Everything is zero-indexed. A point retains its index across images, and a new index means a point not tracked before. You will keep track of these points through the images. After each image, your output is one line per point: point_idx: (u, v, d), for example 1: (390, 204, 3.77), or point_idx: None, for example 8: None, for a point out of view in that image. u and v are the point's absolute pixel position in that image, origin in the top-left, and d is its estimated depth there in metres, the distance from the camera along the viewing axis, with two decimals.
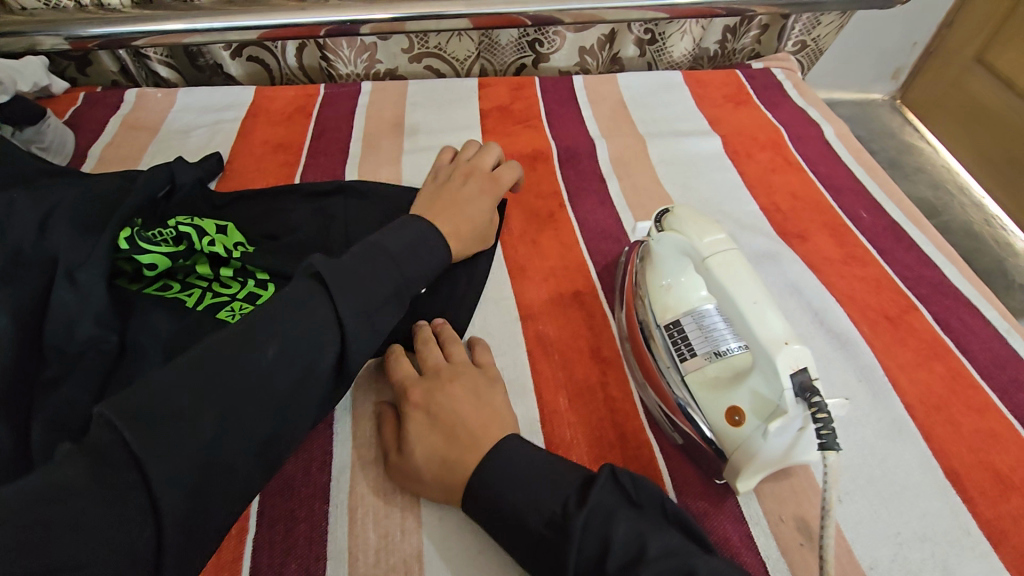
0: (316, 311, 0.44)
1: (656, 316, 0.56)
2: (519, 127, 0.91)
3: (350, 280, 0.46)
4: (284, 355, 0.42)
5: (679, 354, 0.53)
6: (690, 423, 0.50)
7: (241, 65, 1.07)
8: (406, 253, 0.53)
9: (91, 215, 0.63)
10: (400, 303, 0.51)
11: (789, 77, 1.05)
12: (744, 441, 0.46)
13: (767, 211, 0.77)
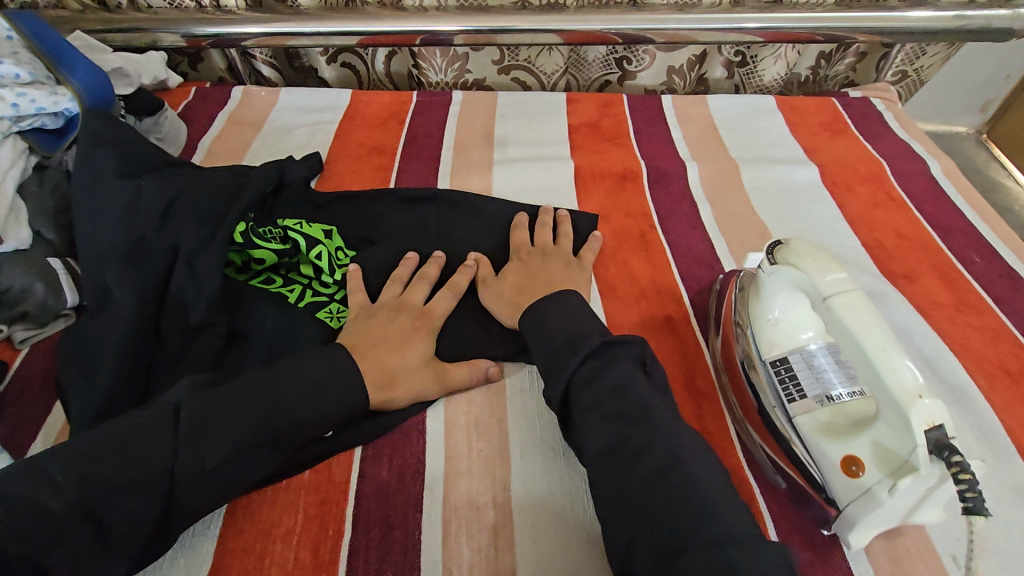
0: (164, 445, 0.44)
1: (760, 351, 0.54)
2: (607, 144, 0.91)
3: (202, 420, 0.46)
4: (116, 489, 0.42)
5: (787, 395, 0.51)
6: (796, 468, 0.49)
7: (333, 70, 1.11)
8: (298, 394, 0.48)
9: (209, 205, 0.66)
10: (275, 448, 0.48)
11: (889, 108, 1.00)
12: (862, 495, 0.44)
13: (870, 249, 0.74)
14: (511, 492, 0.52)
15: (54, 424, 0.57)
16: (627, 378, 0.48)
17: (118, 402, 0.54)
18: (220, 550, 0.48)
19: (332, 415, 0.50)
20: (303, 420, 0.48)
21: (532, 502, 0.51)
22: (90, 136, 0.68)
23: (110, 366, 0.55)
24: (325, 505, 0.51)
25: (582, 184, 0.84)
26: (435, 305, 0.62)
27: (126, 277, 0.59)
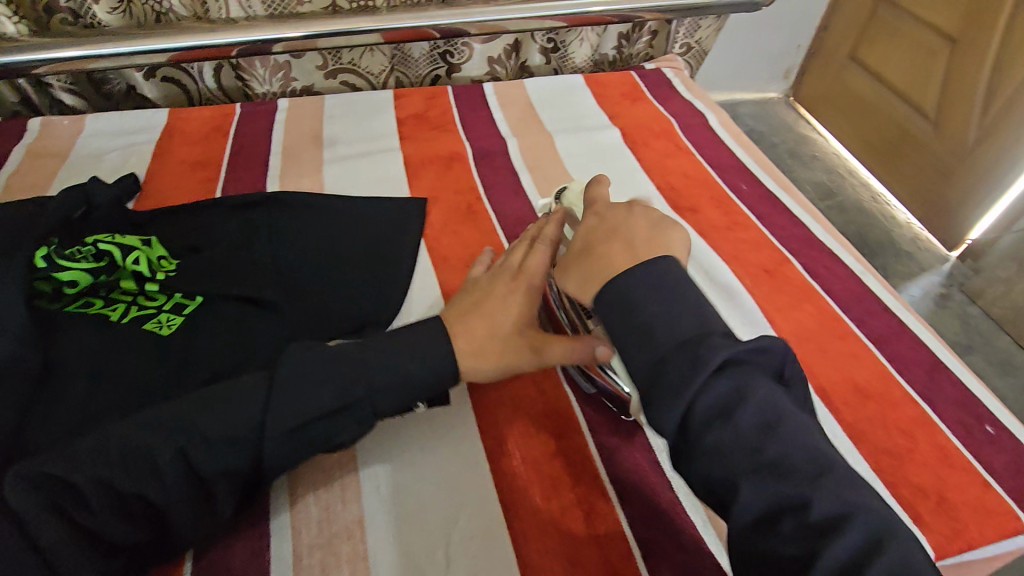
0: (232, 417, 0.46)
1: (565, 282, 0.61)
2: (435, 131, 0.97)
3: (293, 389, 0.48)
4: (117, 460, 0.43)
5: (580, 315, 0.58)
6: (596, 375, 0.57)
7: (155, 87, 1.07)
8: (385, 361, 0.50)
9: (2, 237, 0.61)
10: (357, 417, 0.49)
11: (677, 75, 1.16)
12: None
13: (663, 191, 0.86)
14: (356, 451, 0.56)
15: None
16: (765, 390, 0.37)
17: None
18: None
19: (423, 380, 0.51)
20: (386, 387, 0.50)
21: (375, 455, 0.55)
22: None
23: None
24: None
25: (413, 170, 0.89)
26: (530, 263, 0.59)
27: None
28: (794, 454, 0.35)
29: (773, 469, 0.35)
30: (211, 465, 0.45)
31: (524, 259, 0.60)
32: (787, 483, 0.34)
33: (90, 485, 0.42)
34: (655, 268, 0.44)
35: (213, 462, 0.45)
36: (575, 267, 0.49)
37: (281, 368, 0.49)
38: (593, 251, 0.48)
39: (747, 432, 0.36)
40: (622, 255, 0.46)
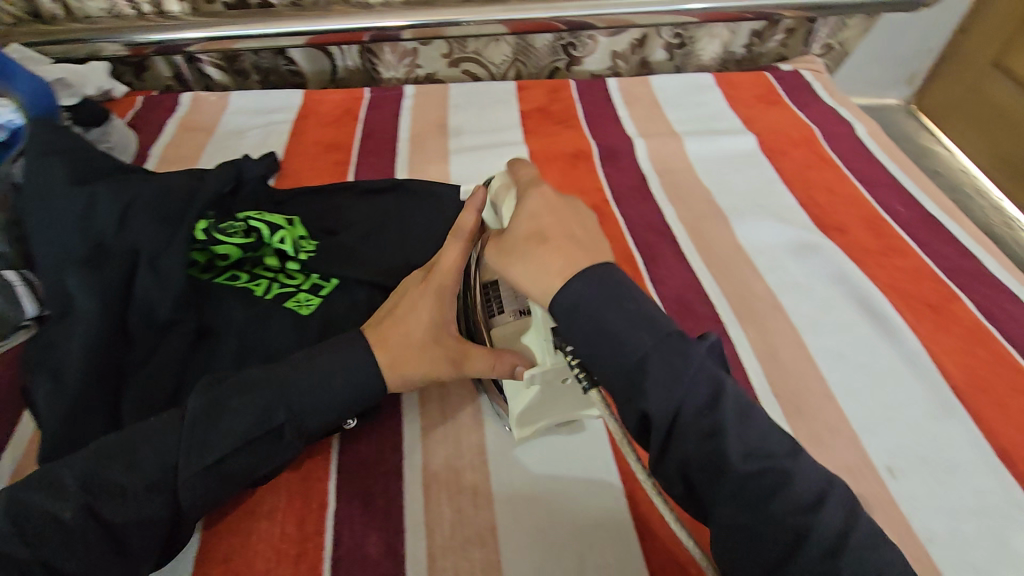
0: (151, 459, 0.44)
1: (479, 275, 0.56)
2: (559, 127, 0.94)
3: (210, 423, 0.46)
4: (46, 532, 0.41)
5: (490, 310, 0.55)
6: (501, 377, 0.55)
7: (304, 54, 1.09)
8: (304, 381, 0.49)
9: (168, 209, 0.66)
10: (282, 438, 0.48)
11: (818, 79, 1.07)
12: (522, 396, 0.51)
13: (806, 206, 0.79)
14: (487, 453, 0.55)
15: (23, 434, 0.57)
16: (733, 390, 0.40)
17: (88, 404, 0.54)
18: (204, 532, 0.49)
19: (346, 398, 0.50)
20: (309, 407, 0.49)
21: (506, 458, 0.54)
22: (38, 145, 0.68)
23: (79, 369, 0.55)
24: (307, 481, 0.52)
25: (537, 166, 0.87)
26: (443, 259, 0.53)
27: (88, 281, 0.59)
28: (769, 441, 0.39)
29: (759, 461, 0.38)
30: (126, 516, 0.43)
31: (441, 253, 0.54)
32: (771, 471, 0.38)
33: (31, 555, 0.40)
34: (603, 275, 0.42)
35: (137, 512, 0.43)
36: (522, 255, 0.44)
37: (221, 382, 0.48)
38: (544, 242, 0.44)
39: (734, 433, 0.38)
40: (580, 255, 0.43)
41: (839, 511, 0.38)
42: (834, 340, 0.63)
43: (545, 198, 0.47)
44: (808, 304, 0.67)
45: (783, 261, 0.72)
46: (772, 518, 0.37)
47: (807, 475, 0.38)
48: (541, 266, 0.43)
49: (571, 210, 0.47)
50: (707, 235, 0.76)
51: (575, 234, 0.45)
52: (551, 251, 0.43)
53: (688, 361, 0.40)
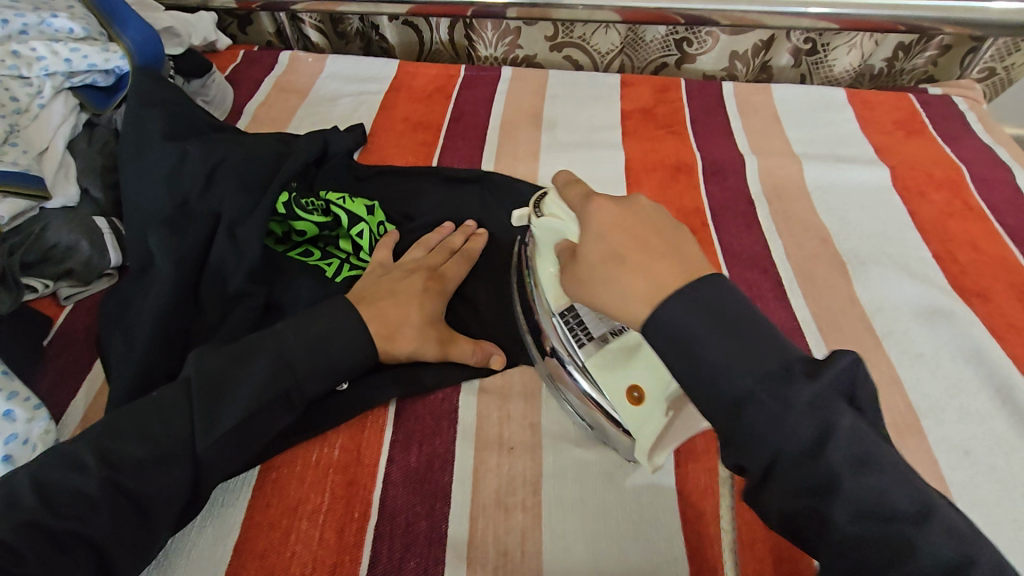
0: (165, 430, 0.43)
1: (547, 304, 0.54)
2: (662, 132, 0.86)
3: (218, 395, 0.45)
4: (67, 502, 0.40)
5: (577, 340, 0.52)
6: (602, 404, 0.50)
7: (394, 30, 1.07)
8: (304, 347, 0.48)
9: (252, 174, 0.65)
10: (296, 398, 0.48)
11: (972, 108, 0.91)
12: (648, 421, 0.46)
13: (941, 260, 0.69)
14: (542, 494, 0.50)
15: (94, 381, 0.57)
16: (850, 420, 0.34)
17: (153, 369, 0.54)
18: (246, 523, 0.48)
19: (344, 364, 0.50)
20: (307, 372, 0.48)
21: (562, 505, 0.49)
22: (141, 95, 0.68)
23: (148, 332, 0.55)
24: (352, 486, 0.50)
25: (634, 173, 0.80)
26: (448, 269, 0.62)
27: (169, 242, 0.59)
28: (891, 493, 0.33)
29: (877, 522, 0.32)
30: (152, 487, 0.42)
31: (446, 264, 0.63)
32: (888, 529, 0.32)
33: (58, 526, 0.39)
34: (700, 294, 0.38)
35: (157, 485, 0.42)
36: (605, 277, 0.41)
37: (239, 346, 0.48)
38: (625, 262, 0.40)
39: (848, 486, 0.33)
40: (672, 267, 0.39)
41: (958, 558, 0.31)
42: (960, 432, 0.55)
43: (610, 211, 0.43)
44: (933, 383, 0.58)
45: (906, 324, 0.63)
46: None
47: (935, 537, 0.31)
48: (625, 284, 0.40)
49: (636, 213, 0.43)
50: (818, 280, 0.67)
51: (653, 238, 0.41)
52: (638, 268, 0.40)
53: (791, 403, 0.34)
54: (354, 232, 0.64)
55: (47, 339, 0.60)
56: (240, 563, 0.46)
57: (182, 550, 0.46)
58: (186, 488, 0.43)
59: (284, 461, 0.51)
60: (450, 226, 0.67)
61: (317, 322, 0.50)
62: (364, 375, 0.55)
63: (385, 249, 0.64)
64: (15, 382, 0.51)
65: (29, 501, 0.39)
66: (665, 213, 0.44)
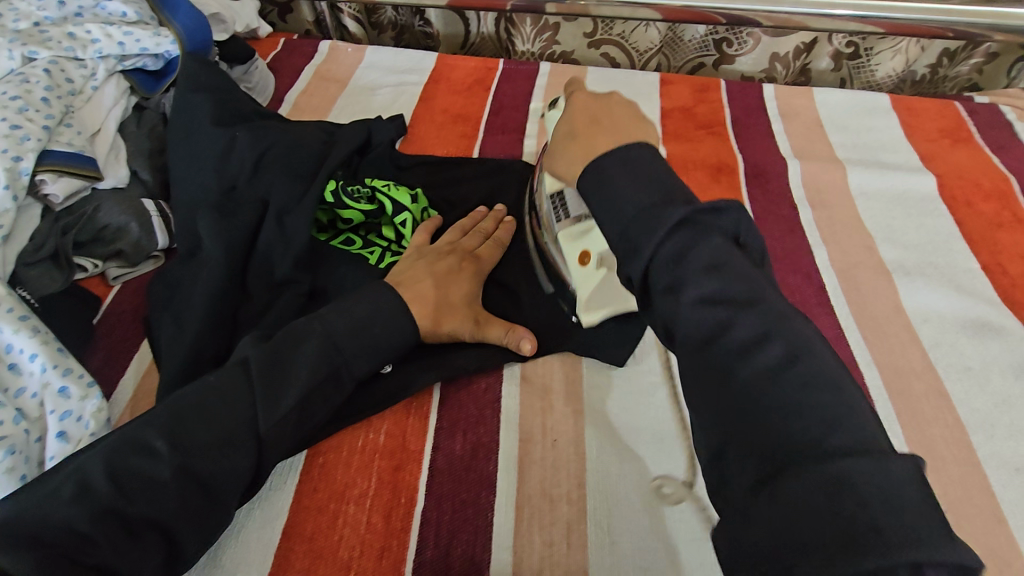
0: (225, 413, 0.43)
1: (545, 189, 0.60)
2: (702, 132, 0.86)
3: (275, 376, 0.45)
4: (136, 484, 0.40)
5: (556, 216, 0.58)
6: (560, 265, 0.58)
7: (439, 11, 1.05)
8: (349, 326, 0.49)
9: (299, 161, 0.65)
10: (343, 381, 0.49)
11: (1021, 117, 0.89)
12: (589, 279, 0.55)
13: (990, 272, 0.68)
14: (587, 488, 0.50)
15: (142, 361, 0.58)
16: (748, 279, 0.34)
17: (203, 351, 0.54)
18: (295, 506, 0.48)
19: (388, 344, 0.51)
20: (354, 351, 0.49)
21: (607, 501, 0.49)
22: (191, 80, 0.69)
23: (200, 314, 0.55)
24: (398, 473, 0.50)
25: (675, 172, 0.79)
26: (482, 251, 0.62)
27: (219, 226, 0.60)
28: (771, 342, 0.31)
29: (725, 327, 0.32)
30: (215, 468, 0.42)
31: (482, 248, 0.63)
32: (731, 338, 0.32)
33: (129, 509, 0.39)
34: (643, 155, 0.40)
35: (222, 466, 0.42)
36: (562, 151, 0.47)
37: (290, 329, 0.48)
38: (575, 138, 0.46)
39: (736, 327, 0.32)
40: (607, 136, 0.44)
41: (835, 422, 0.28)
42: (1010, 449, 0.54)
43: (584, 99, 0.48)
44: (982, 398, 0.57)
45: (953, 336, 0.62)
46: (759, 417, 0.29)
47: (768, 348, 0.31)
48: (571, 155, 0.46)
49: (606, 103, 0.48)
50: (863, 288, 0.66)
51: (609, 123, 0.46)
52: (587, 141, 0.45)
53: (686, 263, 0.35)
54: (398, 220, 0.65)
55: (96, 319, 0.60)
56: (290, 545, 0.46)
57: (236, 531, 0.47)
58: (247, 471, 0.44)
59: (330, 446, 0.52)
60: (484, 210, 0.67)
61: (366, 306, 0.50)
62: (408, 361, 0.55)
63: (426, 234, 0.64)
64: (71, 360, 0.52)
65: (98, 480, 0.40)
66: (636, 109, 0.48)
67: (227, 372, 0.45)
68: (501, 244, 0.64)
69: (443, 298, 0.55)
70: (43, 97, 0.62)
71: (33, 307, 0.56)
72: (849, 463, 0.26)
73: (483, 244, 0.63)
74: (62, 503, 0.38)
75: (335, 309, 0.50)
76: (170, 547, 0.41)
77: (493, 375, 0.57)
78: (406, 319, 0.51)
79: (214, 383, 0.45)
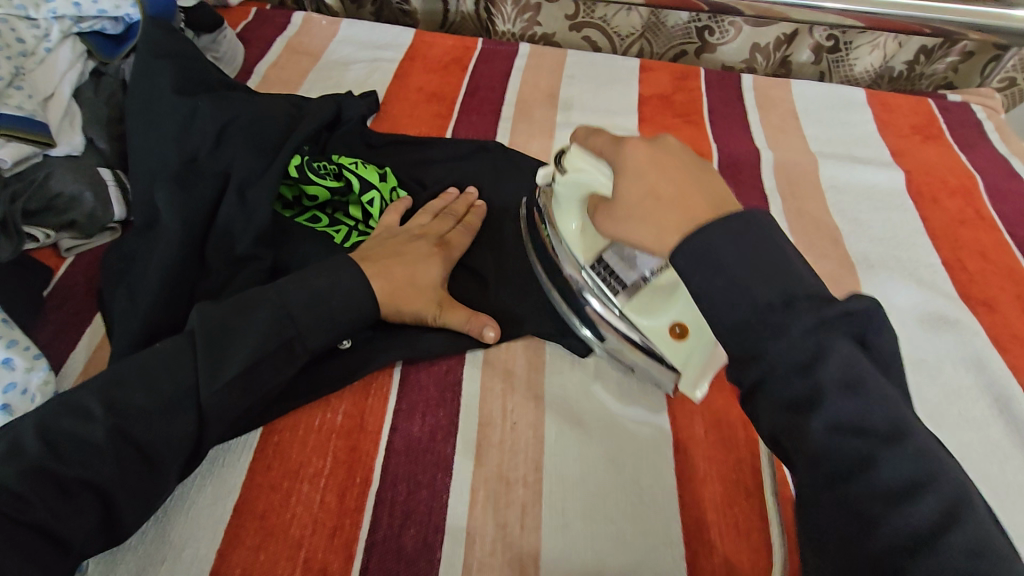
0: (168, 381, 0.43)
1: (576, 259, 0.54)
2: (678, 120, 0.85)
3: (221, 346, 0.44)
4: (74, 453, 0.39)
5: (610, 289, 0.52)
6: (629, 335, 0.52)
7: None
8: (304, 300, 0.48)
9: (263, 134, 0.64)
10: (294, 356, 0.48)
11: (991, 117, 0.90)
12: (694, 357, 0.46)
13: (951, 268, 0.69)
14: (543, 471, 0.50)
15: (94, 334, 0.56)
16: None
17: (157, 325, 0.53)
18: (247, 482, 0.48)
19: (344, 320, 0.50)
20: (308, 326, 0.48)
21: (564, 484, 0.49)
22: (151, 45, 0.66)
23: (155, 286, 0.54)
24: (354, 452, 0.50)
25: None
26: (452, 235, 0.61)
27: (176, 197, 0.58)
28: (869, 415, 0.31)
29: (852, 433, 0.31)
30: (157, 436, 0.42)
31: (453, 232, 0.61)
32: (854, 443, 0.31)
33: (66, 476, 0.39)
34: (744, 223, 0.35)
35: (164, 436, 0.42)
36: (636, 217, 0.40)
37: (239, 299, 0.47)
38: (655, 202, 0.39)
39: (833, 403, 0.31)
40: (700, 211, 0.38)
41: (920, 489, 0.29)
42: (958, 439, 0.55)
43: (642, 153, 0.42)
44: (934, 388, 0.59)
45: (911, 328, 0.63)
46: (833, 476, 0.30)
47: (897, 456, 0.30)
48: (655, 222, 0.39)
49: (670, 151, 0.41)
50: (827, 281, 0.67)
51: (688, 180, 0.39)
52: (667, 206, 0.38)
53: (789, 327, 0.32)
54: (366, 199, 0.64)
55: (47, 290, 0.59)
56: (240, 523, 0.46)
57: (184, 503, 0.46)
58: (190, 442, 0.43)
59: (286, 424, 0.51)
60: (454, 193, 0.66)
61: (322, 279, 0.50)
62: (368, 339, 0.55)
63: (395, 215, 0.63)
64: (16, 331, 0.50)
65: (36, 450, 0.39)
66: (696, 157, 0.42)
67: (172, 341, 0.44)
68: (471, 228, 0.63)
69: (405, 278, 0.54)
70: None
71: None
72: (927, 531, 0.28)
73: (452, 229, 0.62)
74: None
75: (289, 282, 0.49)
76: (111, 517, 0.41)
77: (455, 358, 0.57)
78: (363, 296, 0.51)
79: (158, 350, 0.44)
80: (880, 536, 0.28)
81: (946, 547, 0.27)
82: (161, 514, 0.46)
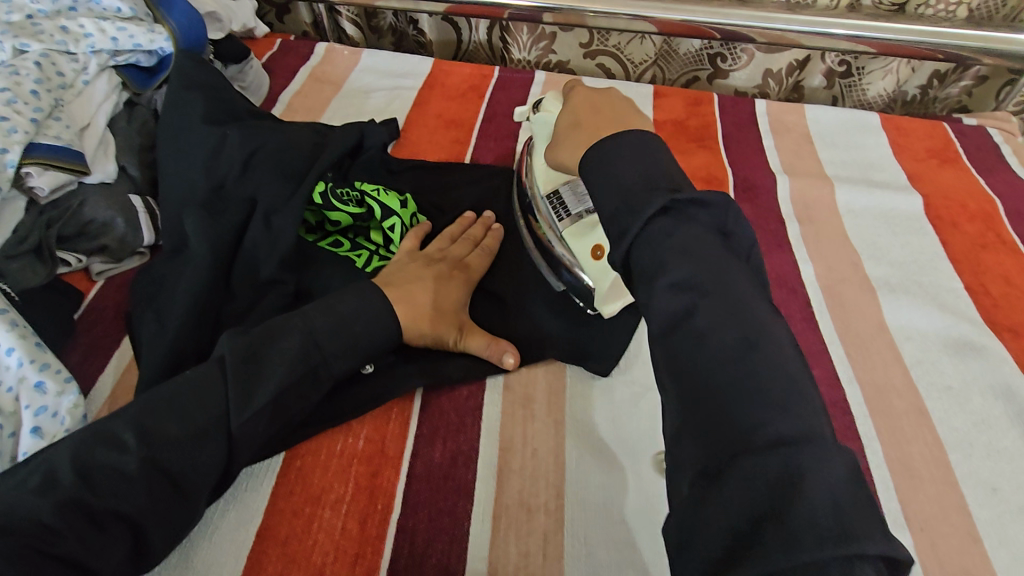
0: (199, 408, 0.43)
1: (538, 190, 0.63)
2: (693, 145, 0.86)
3: (249, 374, 0.45)
4: (105, 480, 0.40)
5: (557, 215, 0.60)
6: (574, 271, 0.58)
7: (433, 24, 1.07)
8: (329, 327, 0.49)
9: (289, 162, 0.65)
10: (319, 384, 0.48)
11: (1008, 141, 0.90)
12: (602, 274, 0.56)
13: (973, 292, 0.68)
14: (565, 499, 0.50)
15: (122, 358, 0.57)
16: None
17: (183, 349, 0.54)
18: (270, 508, 0.48)
19: (369, 346, 0.50)
20: (334, 352, 0.49)
21: (586, 513, 0.49)
22: (182, 78, 0.69)
23: (182, 311, 0.55)
24: (376, 479, 0.50)
25: None
26: (471, 259, 0.62)
27: (204, 224, 0.60)
28: (745, 345, 0.32)
29: (728, 361, 0.32)
30: (186, 463, 0.42)
31: (472, 257, 0.62)
32: (729, 371, 0.32)
33: (97, 504, 0.39)
34: (644, 138, 0.43)
35: (192, 463, 0.42)
36: (568, 140, 0.52)
37: (267, 327, 0.48)
38: (580, 128, 0.52)
39: (708, 324, 0.34)
40: (612, 124, 0.49)
41: (793, 421, 0.29)
42: (989, 469, 0.54)
43: (581, 95, 0.55)
44: (962, 417, 0.58)
45: (935, 354, 0.62)
46: (718, 413, 0.31)
47: (770, 383, 0.31)
48: (575, 140, 0.51)
49: (598, 97, 0.54)
50: (847, 305, 0.67)
51: (606, 111, 0.52)
52: (586, 129, 0.51)
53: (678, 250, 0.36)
54: (387, 225, 0.65)
55: (77, 314, 0.60)
56: (263, 549, 0.46)
57: (206, 529, 0.47)
58: (218, 469, 0.44)
59: (309, 450, 0.51)
60: (472, 217, 0.67)
61: (346, 306, 0.50)
62: (390, 363, 0.55)
63: (416, 240, 0.63)
64: (48, 355, 0.51)
65: (68, 478, 0.39)
66: (627, 99, 0.54)
67: (201, 368, 0.45)
68: (491, 252, 0.64)
69: (427, 303, 0.55)
70: (33, 90, 0.61)
71: (14, 300, 0.55)
72: (805, 466, 0.28)
73: (472, 253, 0.63)
74: (30, 501, 0.38)
75: (314, 310, 0.50)
76: (139, 544, 0.41)
77: (475, 382, 0.57)
78: (387, 323, 0.51)
79: (188, 377, 0.45)
80: (753, 473, 0.28)
81: (807, 482, 0.27)
82: (186, 541, 0.46)
